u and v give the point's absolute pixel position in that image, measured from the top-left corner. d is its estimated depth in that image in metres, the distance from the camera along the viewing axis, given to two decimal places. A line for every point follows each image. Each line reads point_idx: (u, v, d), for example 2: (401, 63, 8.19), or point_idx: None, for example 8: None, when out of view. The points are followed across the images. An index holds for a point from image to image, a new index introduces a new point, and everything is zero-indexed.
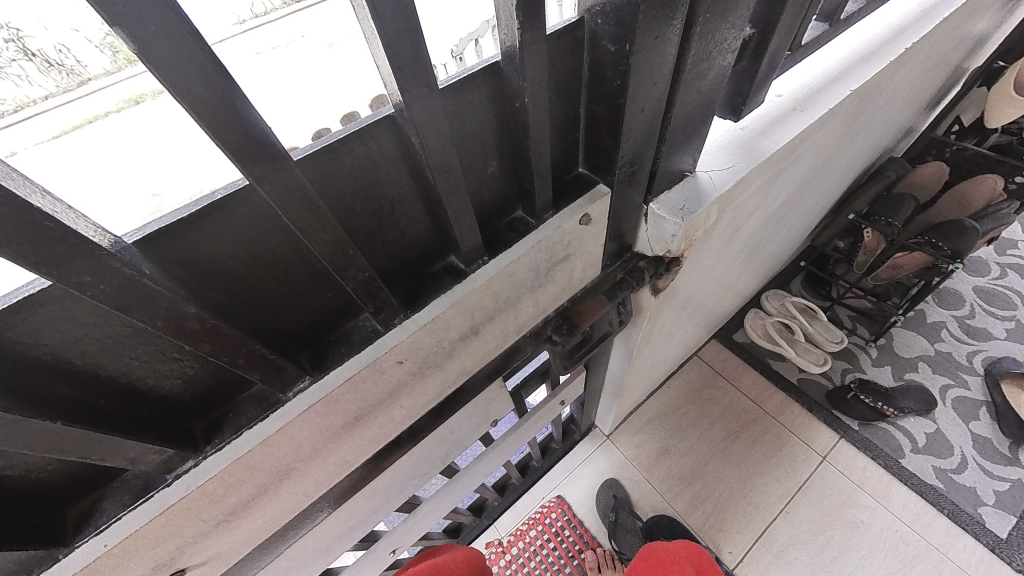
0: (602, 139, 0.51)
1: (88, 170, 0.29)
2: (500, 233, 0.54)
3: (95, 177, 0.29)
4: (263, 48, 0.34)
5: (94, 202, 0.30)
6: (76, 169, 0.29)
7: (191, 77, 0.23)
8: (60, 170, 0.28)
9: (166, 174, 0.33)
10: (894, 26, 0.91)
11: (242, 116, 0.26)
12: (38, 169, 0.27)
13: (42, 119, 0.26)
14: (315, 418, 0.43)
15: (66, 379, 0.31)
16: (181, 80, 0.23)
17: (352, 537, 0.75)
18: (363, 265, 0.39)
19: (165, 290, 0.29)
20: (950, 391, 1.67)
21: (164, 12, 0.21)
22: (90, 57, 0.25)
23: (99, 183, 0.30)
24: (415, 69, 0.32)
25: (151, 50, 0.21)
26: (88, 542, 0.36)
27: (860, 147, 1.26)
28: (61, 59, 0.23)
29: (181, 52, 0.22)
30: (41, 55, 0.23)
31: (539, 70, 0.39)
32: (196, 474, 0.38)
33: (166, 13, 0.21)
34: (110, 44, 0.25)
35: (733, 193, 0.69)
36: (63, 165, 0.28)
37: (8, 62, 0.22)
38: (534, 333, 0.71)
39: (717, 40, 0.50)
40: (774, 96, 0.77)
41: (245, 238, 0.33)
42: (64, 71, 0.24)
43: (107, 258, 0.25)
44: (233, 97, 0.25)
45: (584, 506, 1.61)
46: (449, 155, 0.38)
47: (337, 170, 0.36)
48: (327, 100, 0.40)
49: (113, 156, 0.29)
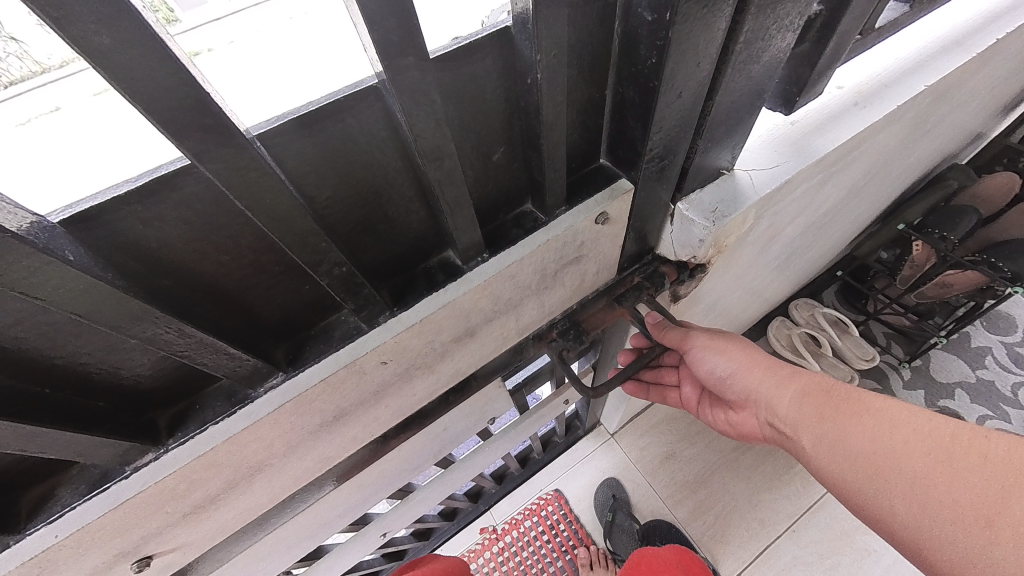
0: (629, 128, 0.45)
1: (105, 137, 0.25)
2: (505, 229, 0.49)
3: (109, 151, 0.25)
4: (297, 13, 0.28)
5: (78, 174, 0.24)
6: (88, 140, 0.24)
7: (86, 14, 0.17)
8: (37, 150, 0.23)
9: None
10: (984, 13, 0.79)
11: (161, 72, 0.20)
12: (56, 132, 0.23)
13: (90, 74, 0.23)
14: (288, 418, 0.40)
15: (4, 366, 0.28)
16: (71, 20, 0.17)
17: (339, 522, 0.75)
18: (339, 259, 0.34)
19: (95, 280, 0.25)
20: (987, 422, 1.55)
21: None
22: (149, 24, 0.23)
23: (105, 160, 0.25)
24: (399, 28, 0.26)
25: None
26: (39, 531, 0.34)
27: (924, 150, 1.13)
28: None
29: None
30: None
31: (557, 41, 0.32)
32: (155, 469, 0.36)
33: None
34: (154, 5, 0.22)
35: (774, 198, 0.62)
36: (46, 151, 0.23)
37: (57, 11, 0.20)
38: (538, 336, 0.66)
39: (776, 18, 0.42)
40: (834, 88, 0.68)
41: (198, 222, 0.29)
42: None
43: (12, 241, 0.21)
44: (149, 53, 0.19)
45: (581, 503, 1.59)
46: (443, 138, 0.33)
47: (310, 151, 0.31)
48: (327, 78, 0.30)
49: (137, 123, 0.26)
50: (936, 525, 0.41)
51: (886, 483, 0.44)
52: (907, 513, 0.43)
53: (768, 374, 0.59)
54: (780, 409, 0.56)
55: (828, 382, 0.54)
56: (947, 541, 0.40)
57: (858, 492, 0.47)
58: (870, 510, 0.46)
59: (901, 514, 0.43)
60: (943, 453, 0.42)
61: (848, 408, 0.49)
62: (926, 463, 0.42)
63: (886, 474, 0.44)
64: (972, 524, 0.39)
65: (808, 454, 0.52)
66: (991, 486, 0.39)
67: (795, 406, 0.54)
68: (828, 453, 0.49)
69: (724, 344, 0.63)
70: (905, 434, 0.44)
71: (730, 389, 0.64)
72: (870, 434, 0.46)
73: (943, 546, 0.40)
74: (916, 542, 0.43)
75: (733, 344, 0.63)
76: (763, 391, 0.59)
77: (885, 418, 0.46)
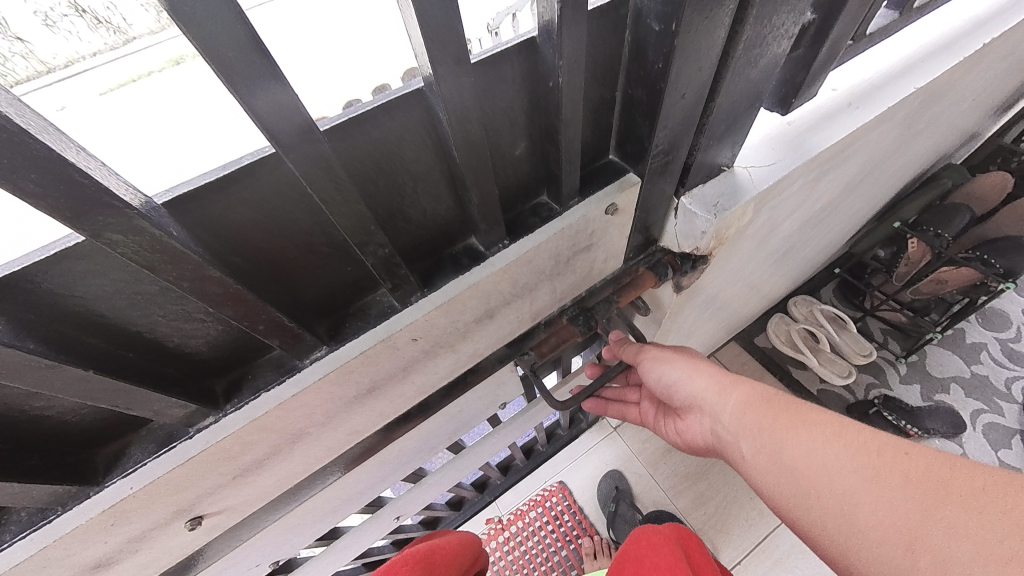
0: (638, 125, 0.49)
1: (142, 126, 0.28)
2: (523, 218, 0.53)
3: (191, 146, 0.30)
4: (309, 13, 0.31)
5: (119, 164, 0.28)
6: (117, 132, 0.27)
7: (215, 32, 0.22)
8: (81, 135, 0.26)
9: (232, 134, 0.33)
10: (972, 19, 0.83)
11: (257, 76, 0.25)
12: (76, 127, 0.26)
13: (90, 76, 0.25)
14: (329, 387, 0.44)
15: (96, 331, 0.32)
16: (205, 38, 0.22)
17: (359, 500, 0.79)
18: (383, 242, 0.39)
19: (191, 254, 0.29)
20: (981, 416, 1.59)
21: None
22: (137, 16, 0.24)
23: (178, 159, 0.30)
24: (446, 38, 0.30)
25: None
26: (116, 483, 0.38)
27: (918, 148, 1.17)
28: (109, 15, 0.23)
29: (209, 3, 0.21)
30: (90, 11, 0.22)
31: (577, 49, 0.37)
32: (215, 430, 0.40)
33: None
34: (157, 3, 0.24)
35: (771, 193, 0.66)
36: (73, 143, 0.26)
37: (59, 16, 0.22)
38: (550, 323, 0.70)
39: (773, 25, 0.46)
40: (829, 90, 0.72)
41: (268, 206, 0.33)
42: (111, 28, 0.23)
43: (135, 217, 0.25)
44: (253, 62, 0.24)
45: (585, 493, 1.63)
46: (476, 134, 0.37)
47: (362, 145, 0.35)
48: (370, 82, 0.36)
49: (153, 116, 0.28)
50: (863, 545, 0.42)
51: (819, 499, 0.45)
52: (837, 532, 0.43)
53: (713, 383, 0.59)
54: (722, 418, 0.56)
55: (770, 393, 0.54)
56: (870, 560, 0.41)
57: (793, 506, 0.47)
58: (803, 525, 0.47)
59: (830, 530, 0.44)
60: (874, 472, 0.42)
61: (787, 420, 0.50)
62: (856, 481, 0.43)
63: (820, 489, 0.45)
64: (895, 549, 0.40)
65: (745, 464, 0.53)
66: (916, 506, 0.40)
67: (737, 417, 0.54)
68: (765, 464, 0.50)
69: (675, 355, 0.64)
70: (838, 450, 0.45)
71: (677, 397, 0.65)
72: (805, 449, 0.46)
73: (867, 565, 0.42)
74: (843, 558, 0.44)
75: (682, 355, 0.64)
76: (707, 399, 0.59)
77: (821, 433, 0.46)
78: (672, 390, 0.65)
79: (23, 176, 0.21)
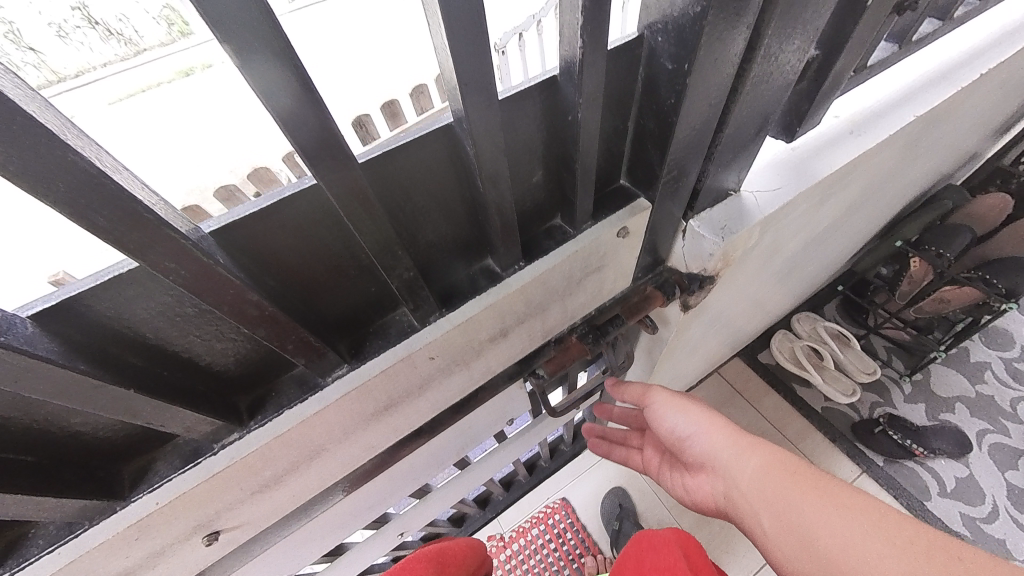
0: (649, 154, 0.51)
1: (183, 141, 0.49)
2: (537, 240, 0.55)
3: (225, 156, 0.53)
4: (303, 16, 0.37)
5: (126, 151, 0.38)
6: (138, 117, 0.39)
7: (277, 84, 0.25)
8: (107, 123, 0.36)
9: (237, 158, 0.53)
10: (969, 50, 0.86)
11: (307, 119, 0.28)
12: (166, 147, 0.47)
13: (100, 85, 0.30)
14: (350, 404, 0.45)
15: (138, 351, 0.33)
16: (268, 88, 0.25)
17: (367, 515, 0.79)
18: (408, 266, 0.41)
19: (235, 279, 0.31)
20: (987, 437, 1.58)
21: (261, 41, 0.23)
22: (148, 29, 0.28)
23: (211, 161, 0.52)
24: (479, 80, 0.32)
25: (241, 47, 0.23)
26: (143, 498, 0.39)
27: (918, 171, 1.19)
28: (120, 27, 0.26)
29: (264, 46, 0.23)
30: (103, 23, 0.26)
31: (596, 87, 0.39)
32: (240, 446, 0.41)
33: (267, 36, 0.23)
34: (165, 17, 0.28)
35: (777, 216, 0.68)
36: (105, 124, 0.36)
37: (76, 29, 0.26)
38: (560, 341, 0.71)
39: (779, 61, 0.49)
40: (832, 117, 0.75)
41: (305, 233, 0.35)
42: (121, 39, 0.27)
43: (185, 243, 0.27)
44: (304, 108, 0.27)
45: (589, 510, 1.61)
46: (500, 165, 0.39)
47: (394, 176, 0.38)
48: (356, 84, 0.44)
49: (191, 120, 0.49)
50: None
51: None
52: None
53: (730, 442, 0.56)
54: (739, 483, 0.52)
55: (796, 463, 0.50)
56: None
57: None
58: None
59: None
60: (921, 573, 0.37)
61: (816, 495, 0.46)
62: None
63: None
64: None
65: (767, 541, 0.48)
66: None
67: (754, 480, 0.51)
68: (792, 546, 0.45)
69: (686, 405, 0.65)
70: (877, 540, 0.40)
71: (688, 450, 0.63)
72: (837, 533, 0.42)
73: None
74: None
75: (695, 407, 0.64)
76: (720, 457, 0.56)
77: (858, 518, 0.42)
78: (683, 442, 0.63)
79: (95, 212, 0.23)
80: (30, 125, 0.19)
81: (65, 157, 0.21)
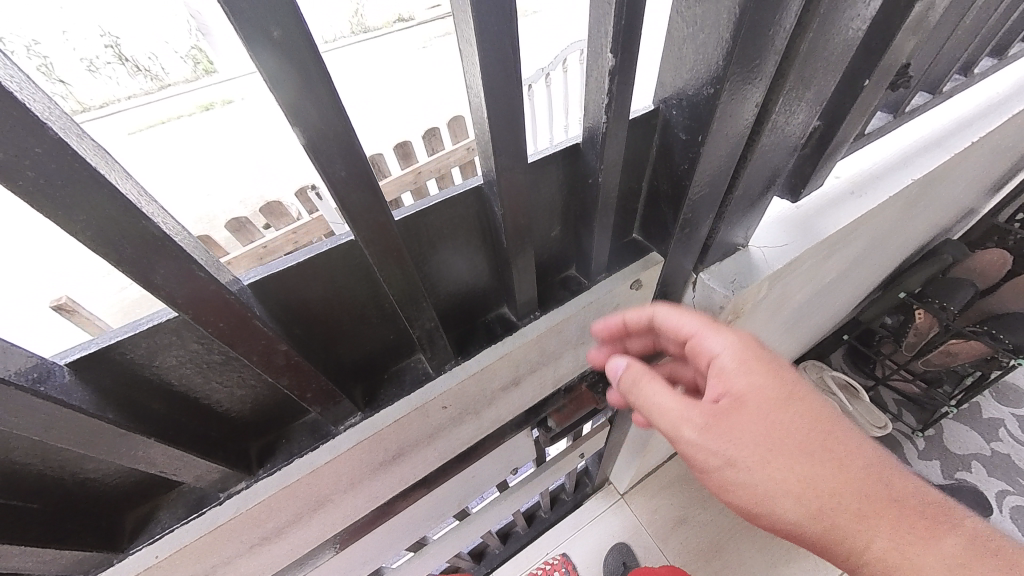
0: (663, 211, 0.53)
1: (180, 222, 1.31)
2: (552, 290, 0.56)
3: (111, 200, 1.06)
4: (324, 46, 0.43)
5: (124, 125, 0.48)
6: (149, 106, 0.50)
7: (334, 157, 0.28)
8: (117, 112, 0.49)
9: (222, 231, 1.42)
10: (958, 119, 0.91)
11: (355, 186, 0.30)
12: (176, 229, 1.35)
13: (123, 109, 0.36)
14: (361, 454, 0.44)
15: (161, 397, 0.34)
16: (324, 160, 0.28)
17: (361, 569, 0.75)
18: (431, 315, 0.41)
19: (267, 328, 0.31)
20: (1008, 499, 1.51)
21: (325, 122, 0.26)
22: (173, 67, 0.34)
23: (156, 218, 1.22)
24: (512, 149, 0.35)
25: (308, 127, 0.26)
26: (142, 551, 0.38)
27: (916, 227, 1.22)
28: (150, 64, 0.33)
29: (327, 122, 0.26)
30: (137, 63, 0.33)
31: (616, 154, 0.41)
32: (247, 497, 0.40)
33: (332, 118, 0.26)
34: (191, 56, 0.36)
35: (785, 272, 0.69)
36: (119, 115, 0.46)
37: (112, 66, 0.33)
38: (570, 389, 0.70)
39: (785, 131, 0.52)
40: (833, 178, 0.78)
41: (336, 283, 0.37)
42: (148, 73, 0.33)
43: (228, 296, 0.28)
44: (352, 176, 0.29)
45: (591, 569, 1.49)
46: (524, 222, 0.41)
47: (424, 230, 0.39)
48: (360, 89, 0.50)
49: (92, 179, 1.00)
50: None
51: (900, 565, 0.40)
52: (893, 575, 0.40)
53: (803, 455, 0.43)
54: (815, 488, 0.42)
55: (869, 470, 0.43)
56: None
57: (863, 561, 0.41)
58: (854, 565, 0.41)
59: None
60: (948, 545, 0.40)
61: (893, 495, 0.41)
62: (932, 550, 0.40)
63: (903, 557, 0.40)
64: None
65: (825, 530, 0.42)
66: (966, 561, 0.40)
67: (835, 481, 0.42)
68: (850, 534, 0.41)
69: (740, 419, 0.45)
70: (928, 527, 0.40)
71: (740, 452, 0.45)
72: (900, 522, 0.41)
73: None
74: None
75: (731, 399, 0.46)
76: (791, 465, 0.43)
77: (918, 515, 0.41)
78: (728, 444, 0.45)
79: (153, 270, 0.25)
80: (113, 195, 0.22)
81: (138, 222, 0.23)
